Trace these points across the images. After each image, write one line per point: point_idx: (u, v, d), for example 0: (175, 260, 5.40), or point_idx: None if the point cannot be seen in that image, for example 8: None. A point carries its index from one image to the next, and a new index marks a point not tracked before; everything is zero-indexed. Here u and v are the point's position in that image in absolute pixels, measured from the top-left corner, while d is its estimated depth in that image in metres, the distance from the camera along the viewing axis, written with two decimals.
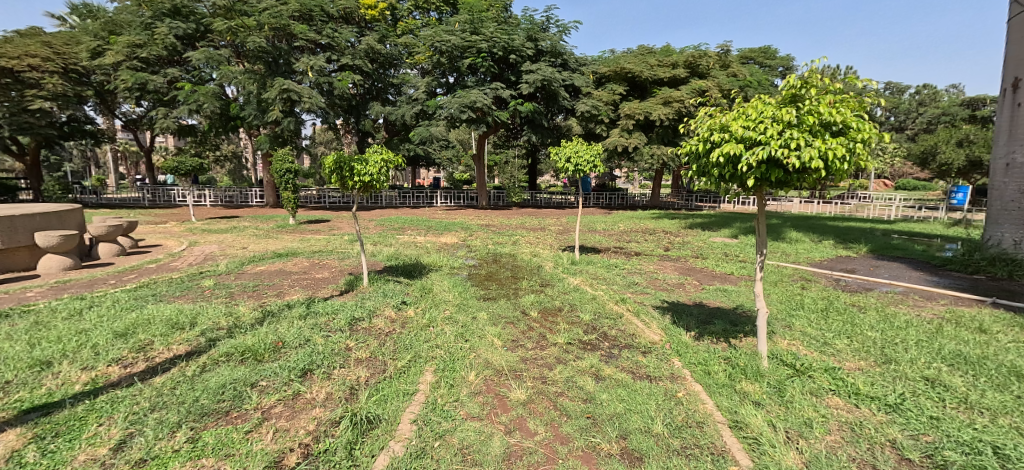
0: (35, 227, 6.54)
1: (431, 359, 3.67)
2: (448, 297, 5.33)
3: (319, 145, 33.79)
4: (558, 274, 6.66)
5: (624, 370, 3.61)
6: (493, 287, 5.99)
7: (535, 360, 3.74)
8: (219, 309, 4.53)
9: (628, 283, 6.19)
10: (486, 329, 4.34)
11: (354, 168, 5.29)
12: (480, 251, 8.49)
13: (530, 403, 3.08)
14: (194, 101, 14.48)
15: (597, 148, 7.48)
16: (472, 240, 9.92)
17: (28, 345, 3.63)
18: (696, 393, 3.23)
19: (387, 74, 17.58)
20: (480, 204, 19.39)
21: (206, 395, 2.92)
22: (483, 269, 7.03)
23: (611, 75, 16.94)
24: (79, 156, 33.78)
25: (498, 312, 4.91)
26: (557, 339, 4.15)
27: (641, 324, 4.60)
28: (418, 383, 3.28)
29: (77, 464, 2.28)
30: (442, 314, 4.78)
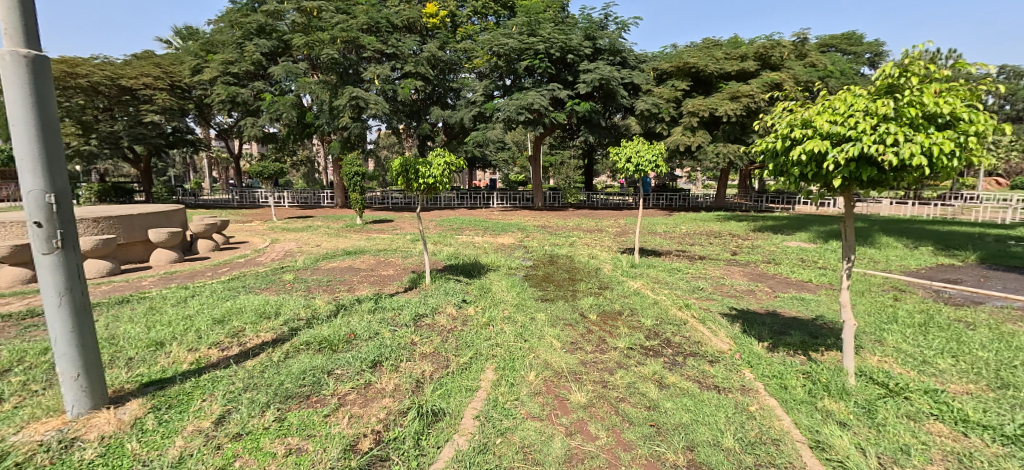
0: (148, 224, 7.42)
1: (491, 357, 3.71)
2: (506, 297, 5.36)
3: (385, 148, 35.49)
4: (618, 277, 6.48)
5: (692, 379, 3.42)
6: (550, 288, 5.96)
7: (595, 363, 3.66)
8: (299, 301, 4.88)
9: (693, 287, 5.91)
10: (544, 330, 4.32)
11: (419, 171, 5.46)
12: (537, 252, 8.47)
13: (591, 407, 3.00)
14: (275, 110, 15.72)
15: (660, 147, 7.18)
16: (528, 241, 9.94)
17: (146, 327, 4.12)
18: (772, 408, 3.00)
19: (448, 79, 18.00)
20: (537, 205, 19.40)
21: (289, 379, 3.14)
22: (540, 270, 7.02)
23: (673, 71, 16.26)
24: (181, 162, 37.98)
25: (556, 313, 4.87)
26: (618, 344, 4.03)
27: (708, 331, 4.35)
28: (480, 380, 3.33)
29: (186, 434, 2.53)
30: (501, 313, 4.82)
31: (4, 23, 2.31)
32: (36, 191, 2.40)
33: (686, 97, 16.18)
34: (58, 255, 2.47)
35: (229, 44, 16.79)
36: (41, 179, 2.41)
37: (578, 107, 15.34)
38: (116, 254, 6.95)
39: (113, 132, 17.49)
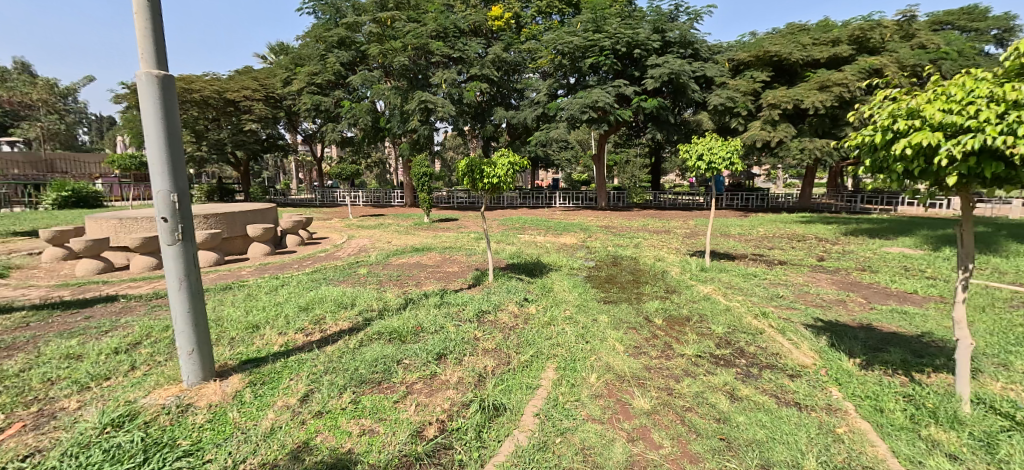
0: (247, 221, 8.27)
1: (552, 356, 3.75)
2: (568, 298, 5.37)
3: (450, 149, 36.68)
4: (686, 280, 6.26)
5: (767, 393, 3.25)
6: (613, 290, 5.87)
7: (661, 369, 3.58)
8: (372, 294, 5.22)
9: (771, 295, 5.56)
10: (606, 332, 4.29)
11: (484, 171, 5.60)
12: (600, 253, 8.36)
13: (654, 413, 2.96)
14: (352, 116, 16.83)
15: (736, 144, 6.78)
16: (591, 241, 9.83)
17: (245, 311, 4.64)
18: (862, 432, 2.77)
19: (512, 80, 18.22)
20: (601, 204, 19.07)
21: (364, 365, 3.39)
22: (603, 271, 6.93)
23: (752, 60, 15.31)
24: (271, 165, 41.77)
25: (620, 316, 4.80)
26: (685, 350, 3.90)
27: (788, 343, 4.08)
28: (541, 378, 3.39)
29: (277, 408, 2.83)
30: (563, 313, 4.85)
31: (141, 50, 2.73)
32: (163, 191, 2.80)
33: (767, 88, 15.18)
34: (179, 246, 2.87)
35: (312, 56, 18.18)
36: (167, 181, 2.82)
37: (645, 104, 14.90)
38: (221, 246, 7.82)
39: (218, 139, 19.64)
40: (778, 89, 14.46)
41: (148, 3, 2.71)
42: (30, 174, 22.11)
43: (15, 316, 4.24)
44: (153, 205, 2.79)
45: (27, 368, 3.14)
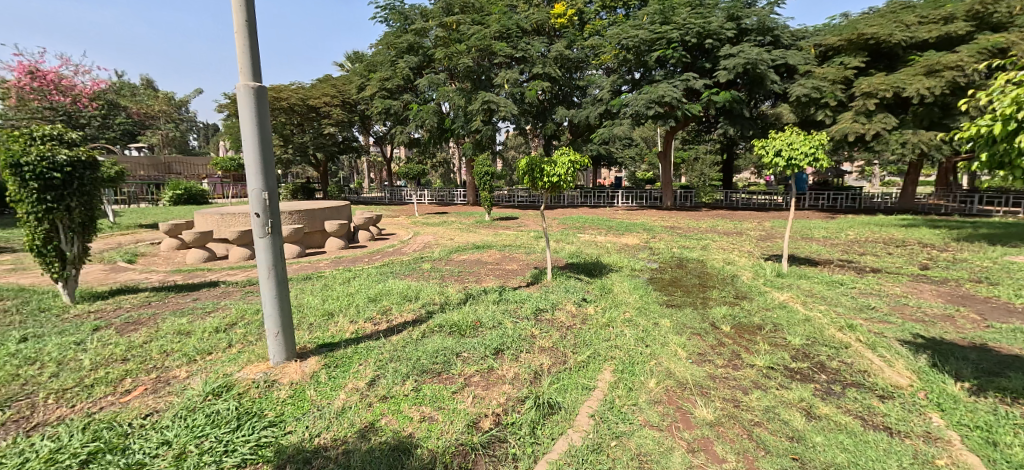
0: (325, 217, 8.95)
1: (609, 358, 3.76)
2: (628, 299, 5.32)
3: (512, 148, 37.09)
4: (758, 286, 5.96)
5: (851, 413, 3.05)
6: (677, 294, 5.72)
7: (727, 380, 3.46)
8: (434, 288, 5.49)
9: (860, 306, 5.14)
10: (668, 337, 4.20)
11: (544, 170, 5.63)
12: (664, 255, 8.13)
13: (718, 425, 2.89)
14: (419, 118, 17.57)
15: (819, 138, 6.25)
16: (655, 242, 9.56)
17: (321, 299, 5.07)
18: (969, 467, 2.52)
19: (574, 78, 18.09)
20: (666, 204, 18.45)
21: (426, 356, 3.59)
22: (666, 273, 6.77)
23: (843, 45, 14.05)
24: (346, 166, 44.60)
25: (683, 321, 4.67)
26: (755, 361, 3.74)
27: (878, 360, 3.77)
28: (597, 380, 3.42)
29: (348, 390, 3.08)
30: (622, 315, 4.82)
31: (240, 64, 3.09)
32: (257, 189, 3.15)
33: (861, 75, 13.86)
34: (269, 238, 3.21)
35: (383, 62, 19.16)
36: (260, 180, 3.16)
37: (717, 97, 14.15)
38: (303, 240, 8.53)
39: (301, 142, 21.33)
40: (874, 75, 13.13)
41: (246, 23, 3.06)
42: (150, 175, 25.34)
43: (140, 296, 4.95)
44: (249, 202, 3.16)
45: (148, 340, 3.66)
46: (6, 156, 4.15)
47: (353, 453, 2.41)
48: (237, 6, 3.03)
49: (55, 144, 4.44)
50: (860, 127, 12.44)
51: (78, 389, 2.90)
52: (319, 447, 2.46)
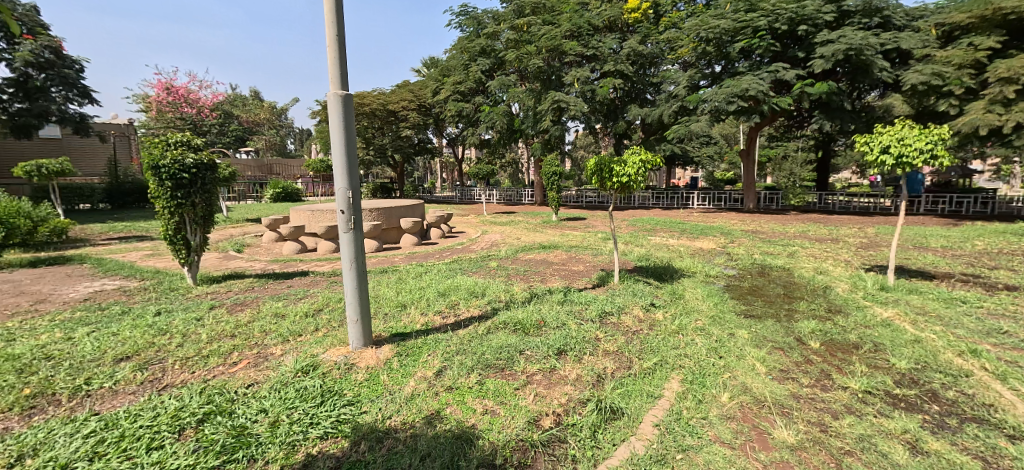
0: (401, 215, 9.50)
1: (678, 367, 3.66)
2: (701, 307, 5.12)
3: (581, 148, 36.70)
4: (855, 300, 5.45)
5: (968, 452, 2.70)
6: (757, 304, 5.38)
7: (813, 401, 3.22)
8: (500, 286, 5.66)
9: (985, 329, 4.50)
10: (745, 350, 3.97)
11: (613, 170, 5.52)
12: (744, 261, 7.67)
13: (800, 450, 2.70)
14: (490, 120, 18.00)
15: (939, 131, 5.45)
16: (734, 247, 9.03)
17: (396, 292, 5.43)
18: None
19: (648, 74, 17.51)
20: (748, 206, 17.30)
21: (490, 351, 3.72)
22: (745, 281, 6.40)
23: (972, 23, 11.98)
24: (420, 167, 46.66)
25: (763, 333, 4.40)
26: (849, 383, 3.43)
27: (1007, 393, 3.30)
28: (663, 389, 3.34)
29: (418, 377, 3.30)
30: (694, 323, 4.64)
31: (331, 74, 3.41)
32: (343, 188, 3.46)
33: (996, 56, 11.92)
34: (352, 233, 3.51)
35: (457, 66, 19.81)
36: (345, 180, 3.46)
37: (811, 89, 12.96)
38: (381, 236, 9.12)
39: (382, 144, 22.69)
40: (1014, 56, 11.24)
41: (337, 36, 3.38)
42: (254, 176, 28.33)
43: (246, 281, 5.61)
44: (335, 200, 3.48)
45: (251, 320, 4.17)
46: (149, 159, 4.91)
47: (420, 437, 2.57)
48: (329, 21, 3.35)
49: (184, 148, 5.16)
50: (994, 120, 10.78)
51: (197, 358, 3.38)
52: (391, 428, 2.65)
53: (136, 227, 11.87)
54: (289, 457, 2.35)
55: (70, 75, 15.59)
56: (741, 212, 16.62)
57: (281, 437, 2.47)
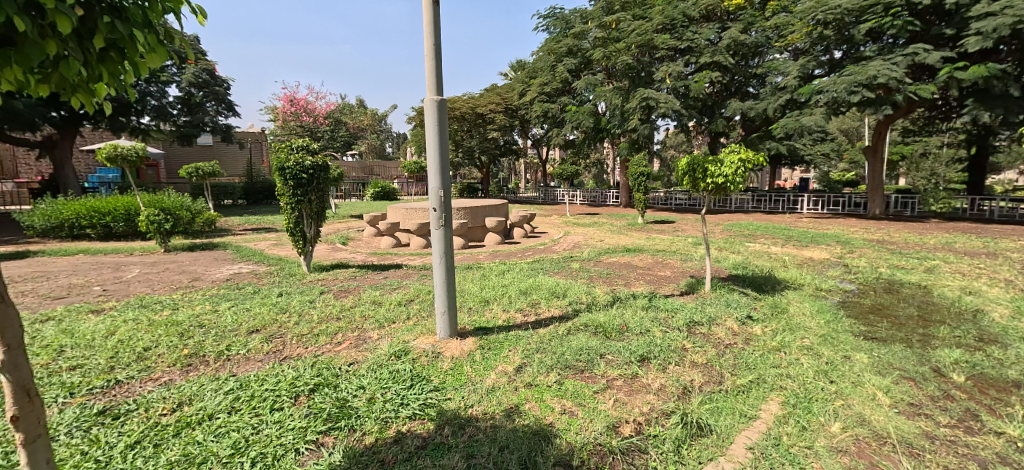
0: (486, 214, 9.83)
1: (778, 387, 3.17)
2: (807, 324, 4.38)
3: (671, 147, 35.07)
4: (1017, 329, 4.50)
5: None
6: (882, 324, 4.66)
7: (953, 445, 2.58)
8: (582, 288, 5.62)
9: None
10: (864, 376, 3.29)
11: (708, 170, 5.18)
12: (865, 275, 6.73)
13: None
14: (575, 120, 17.95)
15: None
16: (852, 259, 7.99)
17: (480, 288, 5.63)
18: None
19: (751, 65, 16.16)
20: (872, 212, 15.21)
21: (570, 352, 3.68)
22: (865, 297, 5.62)
23: None
24: (507, 168, 47.74)
25: (888, 359, 3.62)
26: (1006, 428, 2.73)
27: None
28: (760, 409, 2.92)
29: (498, 371, 3.39)
30: (799, 342, 3.98)
31: (428, 81, 3.67)
32: (435, 188, 3.70)
33: None
34: (443, 230, 3.75)
35: (544, 67, 19.95)
36: (438, 180, 3.70)
37: (963, 73, 10.97)
38: (467, 234, 9.50)
39: (470, 146, 23.63)
40: None
41: (434, 46, 3.63)
42: (358, 176, 31.12)
43: (349, 271, 6.20)
44: (429, 199, 3.73)
45: (353, 305, 4.64)
46: (277, 162, 5.65)
47: (499, 429, 2.63)
48: (427, 31, 3.60)
49: (305, 152, 5.85)
50: None
51: (311, 336, 3.83)
52: (472, 417, 2.76)
53: (264, 220, 13.65)
54: (382, 431, 2.56)
55: (221, 92, 18.14)
56: (862, 218, 14.66)
57: (376, 412, 2.72)
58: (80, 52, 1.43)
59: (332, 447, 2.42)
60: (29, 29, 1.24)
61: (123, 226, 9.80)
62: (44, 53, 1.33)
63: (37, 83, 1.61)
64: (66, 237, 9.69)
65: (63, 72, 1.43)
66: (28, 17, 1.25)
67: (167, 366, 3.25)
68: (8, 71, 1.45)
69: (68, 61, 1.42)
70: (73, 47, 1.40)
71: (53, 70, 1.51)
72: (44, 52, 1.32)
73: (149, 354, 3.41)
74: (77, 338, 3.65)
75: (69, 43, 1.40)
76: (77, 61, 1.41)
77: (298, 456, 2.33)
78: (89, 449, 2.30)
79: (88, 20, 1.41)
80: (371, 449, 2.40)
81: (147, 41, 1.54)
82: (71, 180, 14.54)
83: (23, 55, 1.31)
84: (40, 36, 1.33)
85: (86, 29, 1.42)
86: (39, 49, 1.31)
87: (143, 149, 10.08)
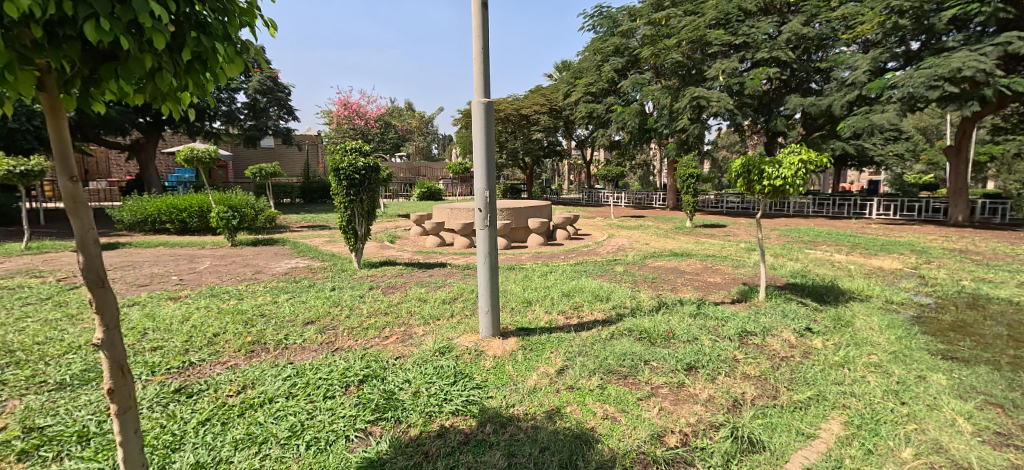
0: (529, 215, 9.84)
1: (840, 406, 2.97)
2: (876, 339, 4.09)
3: (722, 148, 33.70)
4: None
5: None
6: (965, 342, 4.24)
7: None
8: (626, 292, 5.52)
9: None
10: (941, 399, 3.02)
11: (764, 171, 4.93)
12: (944, 288, 6.16)
13: None
14: (621, 120, 17.65)
15: None
16: (929, 270, 7.34)
17: (522, 289, 5.65)
18: None
19: (813, 60, 15.23)
20: (952, 219, 13.93)
21: (613, 357, 3.61)
22: (944, 312, 5.15)
23: None
24: (550, 170, 47.59)
25: (974, 383, 3.29)
26: None
27: None
28: (819, 428, 2.74)
29: (540, 372, 3.39)
30: (865, 358, 3.71)
31: (475, 83, 3.73)
32: (481, 188, 3.76)
33: None
34: (487, 230, 3.79)
35: (590, 67, 19.74)
36: (484, 181, 3.75)
37: None
38: (510, 234, 9.57)
39: (514, 148, 23.78)
40: None
41: (482, 49, 3.68)
42: (405, 177, 32.06)
43: (396, 268, 6.40)
44: (474, 199, 3.79)
45: (400, 301, 4.79)
46: (332, 163, 5.95)
47: (540, 430, 2.62)
48: (476, 34, 3.65)
49: (358, 154, 6.10)
50: None
51: (360, 329, 3.99)
52: (514, 416, 2.77)
53: (319, 218, 14.31)
54: (427, 424, 2.63)
55: (283, 97, 19.34)
56: (941, 225, 13.45)
57: (421, 405, 2.79)
58: (172, 64, 1.56)
59: (379, 437, 2.50)
60: (131, 47, 1.36)
61: (197, 222, 10.57)
62: (143, 66, 1.45)
63: (134, 93, 1.78)
64: (148, 231, 10.64)
65: (158, 83, 1.56)
66: (131, 34, 1.37)
67: (233, 351, 3.48)
68: (113, 83, 1.62)
69: (162, 73, 1.55)
70: (166, 61, 1.53)
71: (147, 82, 1.65)
72: (143, 66, 1.45)
73: (217, 339, 3.66)
74: (158, 322, 3.98)
75: (163, 56, 1.52)
76: (170, 73, 1.54)
77: (348, 443, 2.43)
78: (167, 423, 2.50)
79: (179, 35, 1.54)
80: (416, 441, 2.47)
81: (227, 52, 1.66)
82: (154, 180, 15.87)
83: (125, 69, 1.44)
84: (139, 52, 1.45)
85: (176, 44, 1.55)
86: (139, 63, 1.44)
87: (215, 152, 10.85)
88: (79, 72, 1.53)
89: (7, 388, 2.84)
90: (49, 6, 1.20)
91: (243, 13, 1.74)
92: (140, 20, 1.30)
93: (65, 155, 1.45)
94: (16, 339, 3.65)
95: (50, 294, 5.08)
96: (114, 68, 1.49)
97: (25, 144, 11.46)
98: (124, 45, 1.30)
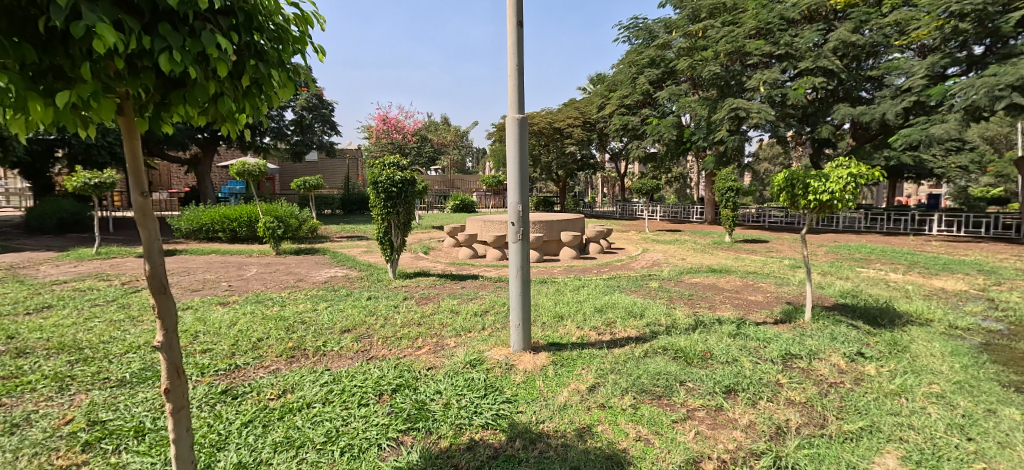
0: (561, 228, 9.82)
1: (896, 439, 2.76)
2: (940, 368, 3.78)
3: (764, 161, 32.56)
4: None
5: None
6: None
7: None
8: (661, 309, 5.37)
9: None
10: (1015, 437, 2.76)
11: (809, 186, 4.71)
12: (1018, 313, 5.65)
13: None
14: (656, 132, 17.42)
15: None
16: (1000, 293, 6.76)
17: (554, 303, 5.60)
18: None
19: (862, 68, 14.55)
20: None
21: (647, 376, 3.51)
22: (1017, 339, 4.72)
23: None
24: (584, 183, 47.34)
25: None
26: None
27: None
28: (873, 462, 2.54)
29: (571, 389, 3.33)
30: (925, 387, 3.45)
31: (510, 98, 3.77)
32: (514, 202, 3.77)
33: None
34: (520, 244, 3.80)
35: (625, 80, 19.56)
36: (516, 195, 3.77)
37: None
38: (542, 247, 9.57)
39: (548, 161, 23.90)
40: None
41: (517, 66, 3.72)
42: (439, 189, 32.78)
43: (430, 279, 6.49)
44: (509, 213, 3.80)
45: (433, 312, 4.84)
46: (371, 176, 6.19)
47: (571, 449, 2.57)
48: (511, 51, 3.70)
49: (395, 168, 6.31)
50: None
51: (394, 338, 4.07)
52: (543, 433, 2.73)
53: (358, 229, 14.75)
54: (456, 437, 2.63)
55: (327, 113, 20.01)
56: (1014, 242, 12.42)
57: (451, 417, 2.79)
58: (232, 90, 1.67)
59: (410, 446, 2.51)
60: (199, 77, 1.46)
61: (246, 231, 11.11)
62: (208, 93, 1.56)
63: (198, 116, 1.90)
64: (202, 238, 11.29)
65: (220, 108, 1.67)
66: (198, 65, 1.47)
67: (275, 355, 3.62)
68: (181, 107, 1.74)
69: (223, 98, 1.66)
70: (228, 88, 1.63)
71: (211, 105, 1.77)
72: (207, 92, 1.55)
73: (261, 344, 3.82)
74: (208, 326, 4.19)
75: (225, 83, 1.63)
76: (230, 99, 1.65)
77: (380, 451, 2.46)
78: (213, 422, 2.62)
79: (239, 63, 1.64)
80: (446, 453, 2.47)
81: (281, 77, 1.75)
82: (208, 191, 16.80)
83: (193, 95, 1.55)
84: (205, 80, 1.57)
85: (236, 70, 1.65)
86: (203, 89, 1.54)
87: (263, 165, 11.39)
88: (152, 97, 1.65)
89: (74, 383, 3.05)
90: (130, 40, 1.31)
91: (296, 41, 1.83)
92: (207, 52, 1.40)
93: (137, 171, 1.55)
94: (85, 337, 3.93)
95: (115, 296, 5.45)
96: (182, 94, 1.60)
97: (99, 158, 12.48)
98: (194, 75, 1.40)
